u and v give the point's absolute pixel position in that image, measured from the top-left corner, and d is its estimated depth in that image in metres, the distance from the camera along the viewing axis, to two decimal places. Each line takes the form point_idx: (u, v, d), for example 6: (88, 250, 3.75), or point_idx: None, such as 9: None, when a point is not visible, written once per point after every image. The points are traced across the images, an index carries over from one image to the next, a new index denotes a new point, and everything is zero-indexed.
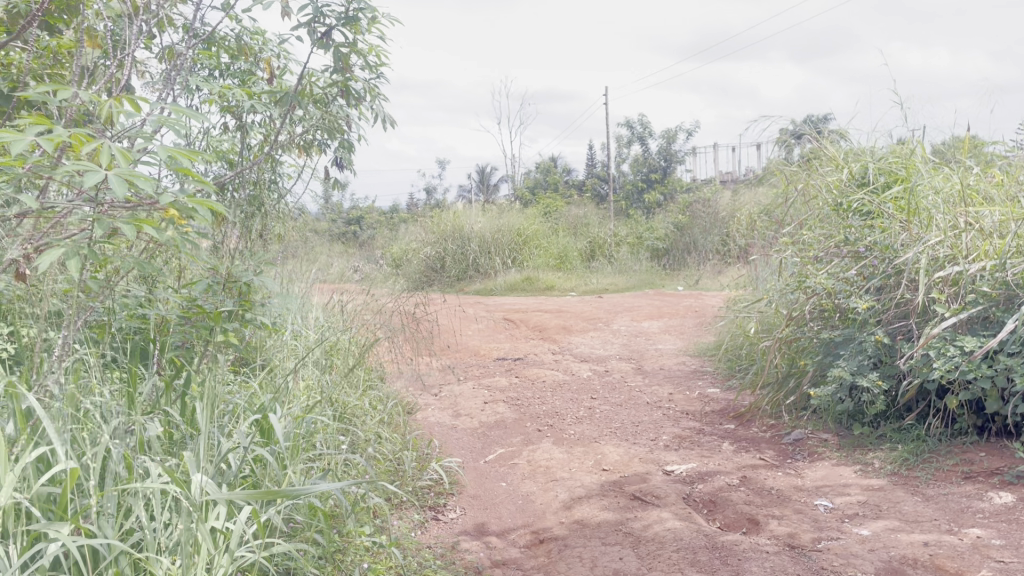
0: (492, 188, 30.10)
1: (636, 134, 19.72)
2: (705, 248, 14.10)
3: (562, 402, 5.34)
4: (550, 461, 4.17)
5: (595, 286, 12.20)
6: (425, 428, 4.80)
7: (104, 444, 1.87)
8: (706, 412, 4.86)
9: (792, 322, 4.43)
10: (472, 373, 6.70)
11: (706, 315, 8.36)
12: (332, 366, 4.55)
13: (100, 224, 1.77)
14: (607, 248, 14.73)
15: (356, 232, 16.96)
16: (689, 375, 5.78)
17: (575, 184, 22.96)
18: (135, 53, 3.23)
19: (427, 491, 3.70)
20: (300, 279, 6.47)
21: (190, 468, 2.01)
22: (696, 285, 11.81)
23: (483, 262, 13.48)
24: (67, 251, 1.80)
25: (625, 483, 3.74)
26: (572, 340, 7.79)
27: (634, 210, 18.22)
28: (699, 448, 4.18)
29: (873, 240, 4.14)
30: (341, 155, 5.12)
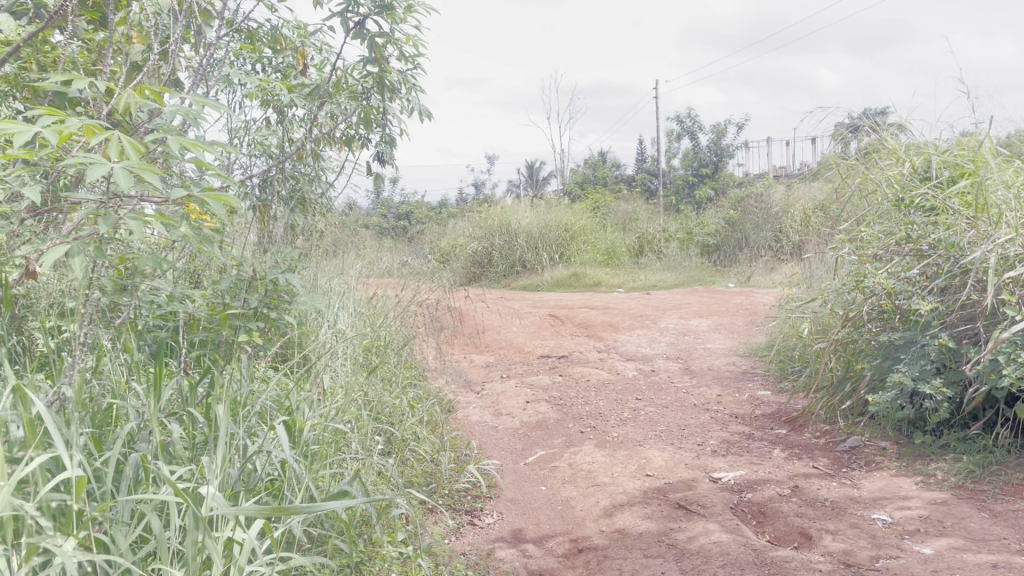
0: (541, 183, 29.98)
1: (687, 127, 19.37)
2: (757, 243, 13.77)
3: (607, 403, 5.19)
4: (592, 465, 4.03)
5: (644, 282, 11.99)
6: (465, 428, 4.69)
7: (114, 449, 1.80)
8: (756, 416, 4.67)
9: (849, 323, 4.22)
10: (515, 370, 6.58)
11: (757, 314, 8.11)
12: (370, 363, 4.48)
13: (107, 218, 1.66)
14: (656, 244, 14.47)
15: (404, 226, 16.97)
16: (738, 376, 5.58)
17: (625, 179, 22.70)
18: (171, 46, 3.17)
19: (464, 494, 3.59)
20: (343, 274, 6.44)
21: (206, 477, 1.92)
22: (748, 283, 11.52)
23: (529, 257, 13.35)
24: (73, 248, 1.68)
25: (670, 490, 3.58)
26: (618, 337, 7.64)
27: (684, 205, 17.92)
28: (748, 454, 4.00)
29: (937, 238, 3.90)
30: (382, 149, 5.02)
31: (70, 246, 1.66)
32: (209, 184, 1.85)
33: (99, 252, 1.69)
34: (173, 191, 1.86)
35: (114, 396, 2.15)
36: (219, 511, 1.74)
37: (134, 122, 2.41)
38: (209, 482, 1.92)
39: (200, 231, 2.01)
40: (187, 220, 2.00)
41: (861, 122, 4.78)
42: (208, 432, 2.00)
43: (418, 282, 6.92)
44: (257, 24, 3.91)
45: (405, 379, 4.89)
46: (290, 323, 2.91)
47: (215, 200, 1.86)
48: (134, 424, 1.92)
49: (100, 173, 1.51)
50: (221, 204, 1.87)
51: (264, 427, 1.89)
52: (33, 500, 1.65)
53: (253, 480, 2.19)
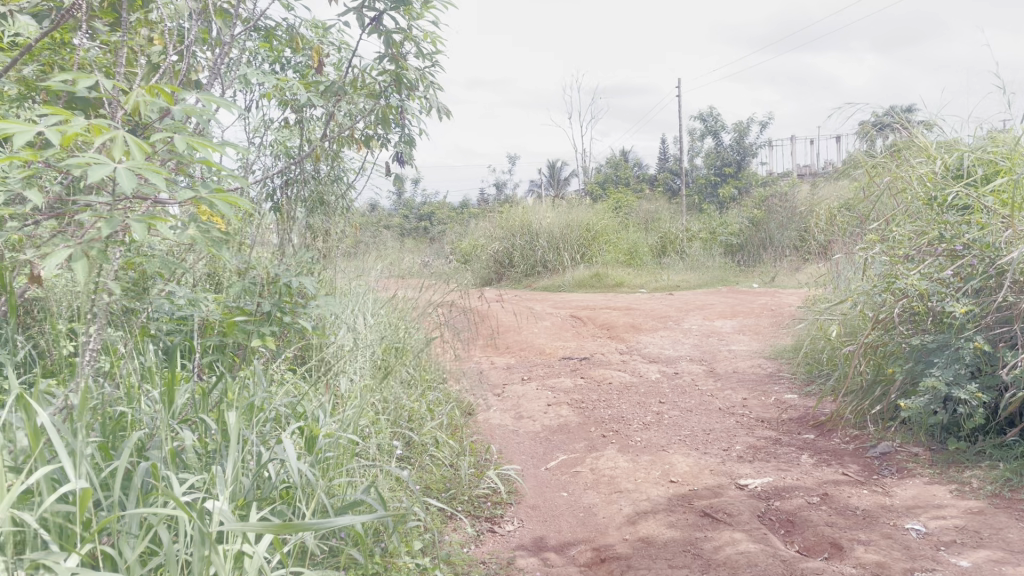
0: (562, 183, 29.90)
1: (709, 126, 19.19)
2: (781, 243, 13.58)
3: (629, 406, 5.11)
4: (615, 470, 3.95)
5: (667, 283, 11.86)
6: (485, 432, 4.63)
7: (121, 460, 1.76)
8: (783, 420, 4.56)
9: (879, 325, 4.10)
10: (536, 372, 6.51)
11: (783, 315, 7.97)
12: (389, 366, 4.42)
13: (109, 222, 1.59)
14: (679, 244, 14.33)
15: (425, 228, 16.96)
16: (764, 379, 5.47)
17: (646, 178, 22.55)
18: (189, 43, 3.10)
19: (484, 500, 3.53)
20: (363, 275, 6.40)
21: (216, 489, 1.88)
22: (773, 283, 11.36)
23: (551, 257, 13.26)
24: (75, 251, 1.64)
25: (695, 497, 3.49)
26: (641, 339, 7.54)
27: (707, 204, 17.75)
28: (776, 460, 3.90)
29: (971, 238, 3.78)
30: (401, 150, 4.97)
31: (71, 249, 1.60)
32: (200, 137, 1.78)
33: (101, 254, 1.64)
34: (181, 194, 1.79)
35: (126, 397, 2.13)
36: (224, 527, 1.69)
37: (144, 123, 2.37)
38: (218, 493, 1.88)
39: (207, 231, 1.96)
40: (196, 221, 1.95)
41: (889, 119, 4.66)
42: (222, 435, 1.96)
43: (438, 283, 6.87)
44: (275, 24, 3.87)
45: (424, 382, 4.84)
46: (304, 326, 2.86)
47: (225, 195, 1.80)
48: (143, 433, 1.88)
49: (103, 175, 1.45)
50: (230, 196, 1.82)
51: (276, 430, 1.84)
52: (37, 511, 1.62)
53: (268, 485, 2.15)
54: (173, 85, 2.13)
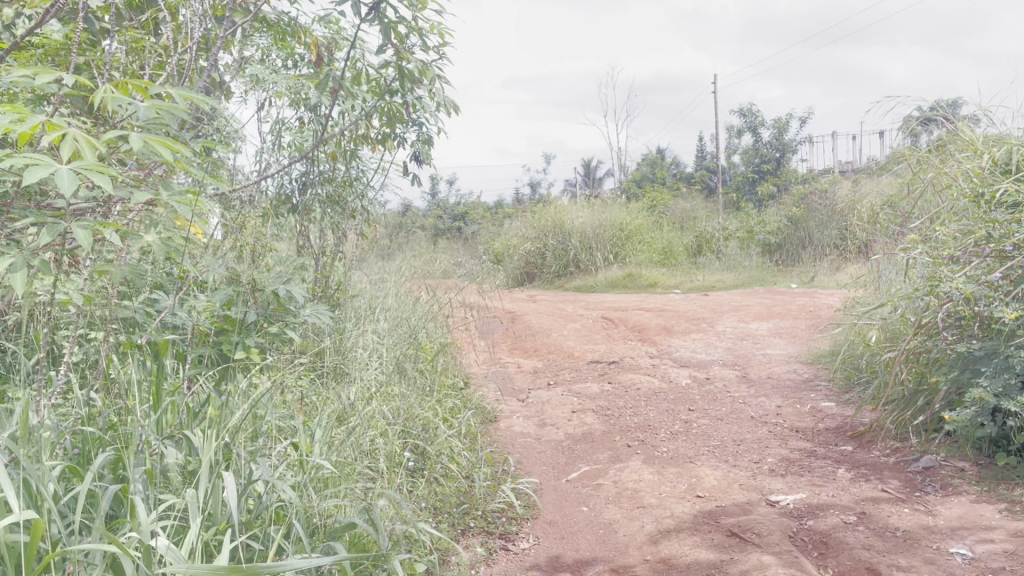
0: (597, 182, 29.65)
1: (748, 123, 18.80)
2: (821, 242, 13.18)
3: (656, 414, 4.90)
4: (638, 483, 3.75)
5: (701, 283, 11.57)
6: (505, 441, 4.46)
7: (82, 485, 1.61)
8: (819, 431, 4.32)
9: (921, 331, 3.86)
10: (564, 376, 6.32)
11: (821, 317, 7.67)
12: (405, 374, 4.28)
13: (53, 229, 1.45)
14: (715, 243, 14.00)
15: (459, 227, 16.90)
16: (800, 386, 5.22)
17: (683, 177, 22.17)
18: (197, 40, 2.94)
19: (499, 516, 3.36)
20: (386, 278, 6.27)
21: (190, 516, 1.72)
22: (811, 283, 11.02)
23: (583, 257, 13.04)
24: (16, 261, 1.53)
25: (722, 514, 3.28)
26: (672, 342, 7.30)
27: (745, 202, 17.37)
28: (810, 474, 3.67)
29: (1021, 237, 3.52)
30: (419, 149, 4.87)
31: (11, 261, 1.49)
32: (163, 140, 1.62)
33: (43, 265, 1.53)
34: (139, 198, 1.63)
35: (107, 411, 2.03)
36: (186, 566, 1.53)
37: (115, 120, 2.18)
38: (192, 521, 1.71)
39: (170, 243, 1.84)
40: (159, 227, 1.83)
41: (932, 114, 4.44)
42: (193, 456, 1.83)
43: (464, 284, 6.72)
44: (283, 19, 3.74)
45: (443, 390, 4.68)
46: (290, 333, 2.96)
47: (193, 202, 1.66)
48: (111, 453, 1.73)
49: (42, 178, 1.32)
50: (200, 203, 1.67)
51: (247, 457, 1.69)
52: None
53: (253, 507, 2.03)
54: (146, 82, 1.98)
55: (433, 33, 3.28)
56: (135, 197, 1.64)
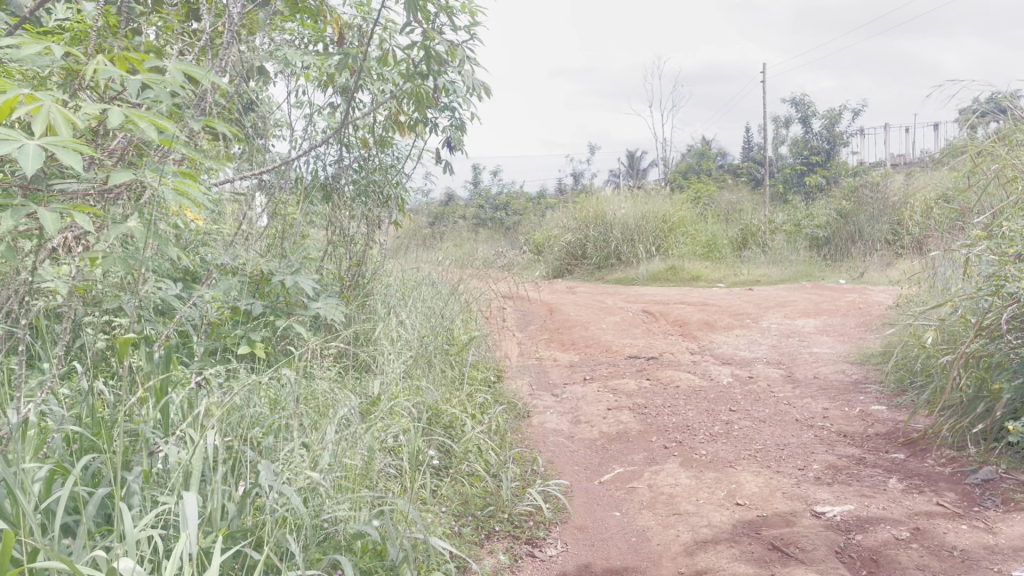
0: (641, 173, 29.25)
1: (798, 113, 18.31)
2: (872, 237, 12.74)
3: (695, 414, 4.69)
4: (674, 488, 3.56)
5: (746, 277, 11.26)
6: (536, 438, 4.31)
7: (56, 488, 1.49)
8: (869, 436, 4.09)
9: (983, 333, 3.60)
10: (600, 371, 6.14)
11: (872, 315, 7.35)
12: (433, 368, 4.14)
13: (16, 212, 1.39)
14: (761, 236, 13.61)
15: (500, 217, 16.76)
16: (848, 387, 4.98)
17: (730, 168, 21.69)
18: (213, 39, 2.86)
19: (526, 519, 3.20)
20: (419, 268, 6.14)
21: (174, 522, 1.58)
22: (861, 279, 10.64)
23: (624, 249, 12.80)
24: None
25: (764, 525, 3.08)
26: (714, 338, 7.06)
27: (793, 195, 16.91)
28: (859, 484, 3.44)
29: None
30: (451, 135, 4.77)
31: None
32: (148, 116, 1.50)
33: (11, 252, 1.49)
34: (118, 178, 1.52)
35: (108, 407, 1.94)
36: None
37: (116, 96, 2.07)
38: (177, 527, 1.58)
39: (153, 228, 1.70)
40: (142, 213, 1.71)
41: (989, 105, 4.19)
42: (186, 459, 1.74)
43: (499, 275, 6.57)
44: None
45: (473, 385, 4.54)
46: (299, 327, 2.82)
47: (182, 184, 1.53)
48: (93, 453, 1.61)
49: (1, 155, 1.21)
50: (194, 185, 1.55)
51: (235, 464, 1.58)
52: None
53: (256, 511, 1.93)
54: (142, 54, 1.86)
55: (463, 13, 3.12)
56: (117, 176, 1.52)
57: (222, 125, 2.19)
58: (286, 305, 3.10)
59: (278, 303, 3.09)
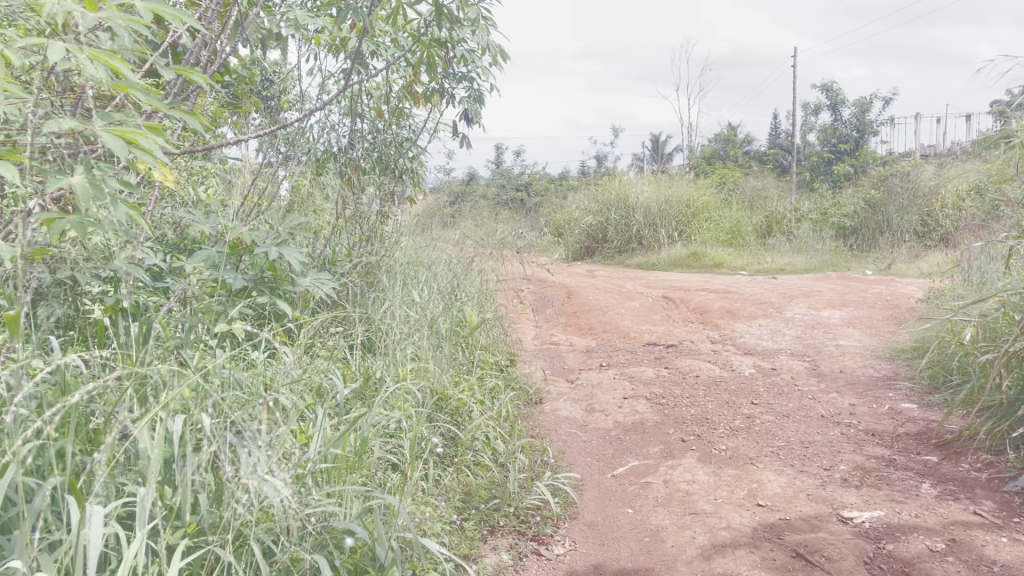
0: (666, 158, 28.87)
1: (828, 100, 17.87)
2: (900, 228, 12.35)
3: (715, 406, 4.49)
4: (691, 485, 3.36)
5: (770, 265, 10.97)
6: (548, 427, 4.12)
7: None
8: (899, 436, 3.86)
9: None
10: (617, 357, 5.94)
11: (901, 308, 7.08)
12: (440, 350, 3.96)
13: None
14: (786, 224, 13.29)
15: (521, 198, 16.54)
16: (876, 383, 4.74)
17: (756, 155, 21.28)
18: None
19: (532, 514, 3.01)
20: (432, 246, 5.96)
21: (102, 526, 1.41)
22: (889, 271, 10.32)
23: (646, 234, 12.53)
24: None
25: (786, 529, 2.87)
26: (736, 327, 6.83)
27: (820, 183, 16.52)
28: (889, 488, 3.23)
29: None
30: (467, 107, 4.57)
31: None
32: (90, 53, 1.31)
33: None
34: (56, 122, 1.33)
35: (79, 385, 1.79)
36: None
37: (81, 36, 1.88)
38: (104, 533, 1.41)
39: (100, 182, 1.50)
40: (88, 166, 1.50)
41: None
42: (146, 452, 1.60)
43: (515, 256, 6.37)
44: None
45: (484, 369, 4.36)
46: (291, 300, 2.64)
47: (134, 133, 1.35)
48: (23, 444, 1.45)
49: None
50: (147, 135, 1.37)
51: (184, 466, 1.42)
52: None
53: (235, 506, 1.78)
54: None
55: None
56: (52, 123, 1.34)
57: (195, 74, 2.00)
58: (273, 278, 2.95)
59: (265, 277, 2.94)
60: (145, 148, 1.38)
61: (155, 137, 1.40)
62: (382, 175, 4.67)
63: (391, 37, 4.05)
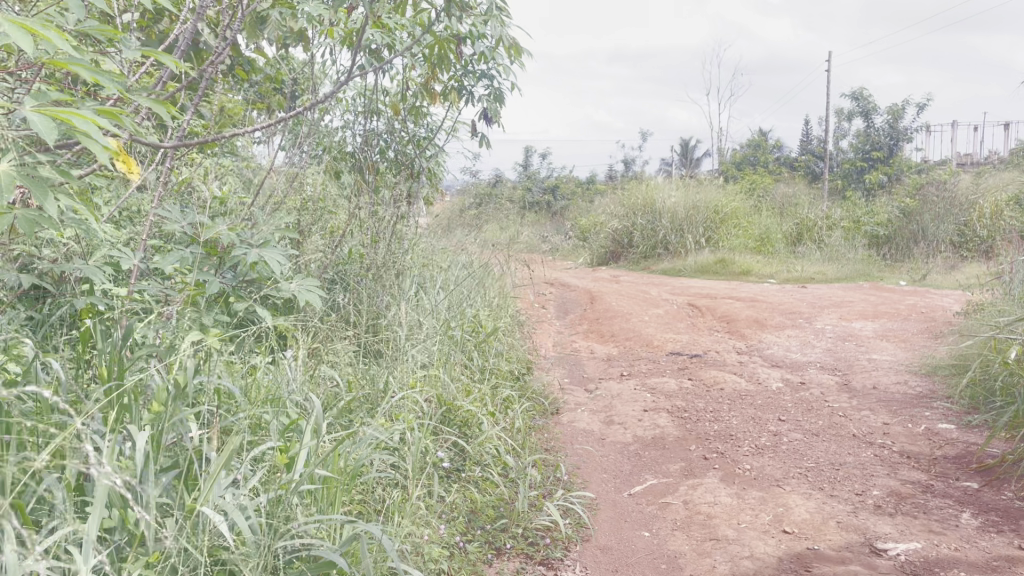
0: (695, 163, 28.54)
1: (860, 107, 17.51)
2: (936, 238, 11.93)
3: (740, 421, 4.28)
4: (713, 508, 3.16)
5: (800, 274, 10.67)
6: (564, 440, 3.94)
7: None
8: (936, 460, 3.63)
9: None
10: (638, 366, 5.73)
11: (937, 321, 6.81)
12: (449, 359, 3.79)
13: None
14: (817, 232, 12.97)
15: (546, 200, 16.39)
16: (912, 401, 4.50)
17: (787, 162, 20.91)
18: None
19: (542, 536, 2.82)
20: (449, 247, 5.80)
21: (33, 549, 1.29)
22: (924, 282, 9.97)
23: (673, 239, 12.29)
24: None
25: (816, 560, 2.66)
26: (763, 337, 6.60)
27: (852, 190, 16.14)
28: (926, 517, 3.00)
29: None
30: (487, 105, 4.41)
31: None
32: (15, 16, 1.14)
33: None
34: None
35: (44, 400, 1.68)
36: None
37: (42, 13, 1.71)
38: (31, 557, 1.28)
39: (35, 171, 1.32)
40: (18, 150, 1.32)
41: None
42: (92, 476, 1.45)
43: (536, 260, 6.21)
44: None
45: (497, 378, 4.18)
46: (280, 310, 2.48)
47: (67, 112, 1.17)
48: None
49: None
50: (83, 114, 1.19)
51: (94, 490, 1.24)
52: None
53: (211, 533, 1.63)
54: None
55: None
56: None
57: (163, 56, 1.80)
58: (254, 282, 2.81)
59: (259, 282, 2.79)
60: (81, 129, 1.20)
61: (95, 117, 1.22)
62: (397, 175, 4.52)
63: (407, 32, 3.91)
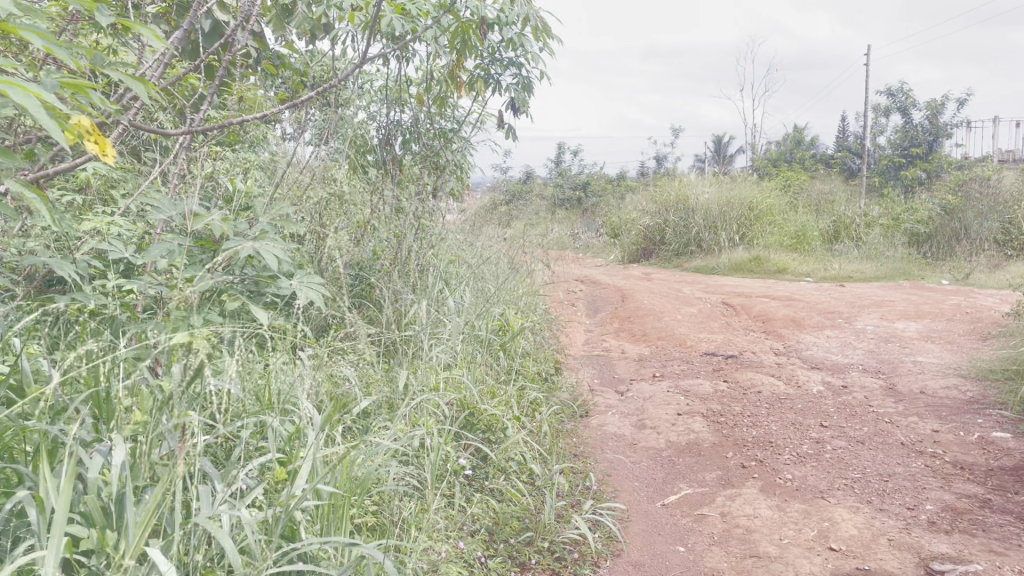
0: (728, 160, 28.13)
1: (898, 102, 17.05)
2: (979, 235, 11.53)
3: (780, 427, 4.06)
4: (753, 521, 2.96)
5: (837, 273, 10.36)
6: (594, 446, 3.75)
7: None
8: (992, 471, 3.39)
9: None
10: (672, 367, 5.53)
11: (985, 322, 6.51)
12: (473, 361, 3.62)
13: None
14: (855, 229, 12.61)
15: (577, 197, 16.21)
16: (963, 407, 4.25)
17: (823, 158, 20.46)
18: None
19: (570, 550, 2.64)
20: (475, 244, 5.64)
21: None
22: (967, 281, 9.61)
23: (706, 237, 12.03)
24: None
25: None
26: (801, 337, 6.36)
27: (892, 187, 15.71)
28: (986, 535, 2.78)
29: None
30: (515, 94, 4.24)
31: None
32: None
33: None
34: None
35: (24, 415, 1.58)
36: None
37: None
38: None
39: None
40: None
41: None
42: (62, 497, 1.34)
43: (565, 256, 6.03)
44: None
45: (524, 379, 4.01)
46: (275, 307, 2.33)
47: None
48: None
49: None
50: (17, 81, 1.04)
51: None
52: None
53: (201, 553, 1.49)
54: None
55: None
56: None
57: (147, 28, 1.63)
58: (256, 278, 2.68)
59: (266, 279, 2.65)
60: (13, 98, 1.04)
61: (32, 85, 1.07)
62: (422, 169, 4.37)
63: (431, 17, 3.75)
